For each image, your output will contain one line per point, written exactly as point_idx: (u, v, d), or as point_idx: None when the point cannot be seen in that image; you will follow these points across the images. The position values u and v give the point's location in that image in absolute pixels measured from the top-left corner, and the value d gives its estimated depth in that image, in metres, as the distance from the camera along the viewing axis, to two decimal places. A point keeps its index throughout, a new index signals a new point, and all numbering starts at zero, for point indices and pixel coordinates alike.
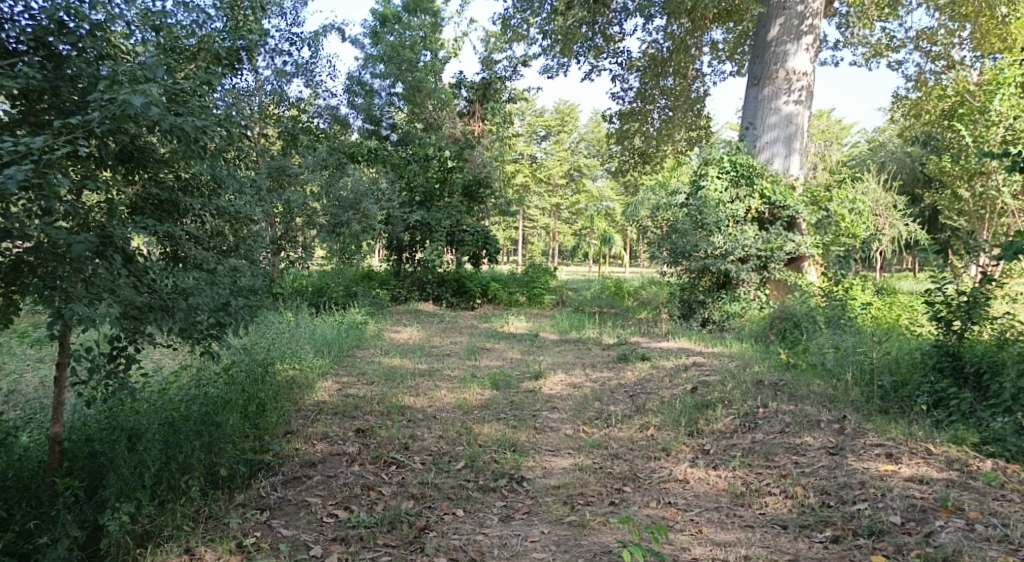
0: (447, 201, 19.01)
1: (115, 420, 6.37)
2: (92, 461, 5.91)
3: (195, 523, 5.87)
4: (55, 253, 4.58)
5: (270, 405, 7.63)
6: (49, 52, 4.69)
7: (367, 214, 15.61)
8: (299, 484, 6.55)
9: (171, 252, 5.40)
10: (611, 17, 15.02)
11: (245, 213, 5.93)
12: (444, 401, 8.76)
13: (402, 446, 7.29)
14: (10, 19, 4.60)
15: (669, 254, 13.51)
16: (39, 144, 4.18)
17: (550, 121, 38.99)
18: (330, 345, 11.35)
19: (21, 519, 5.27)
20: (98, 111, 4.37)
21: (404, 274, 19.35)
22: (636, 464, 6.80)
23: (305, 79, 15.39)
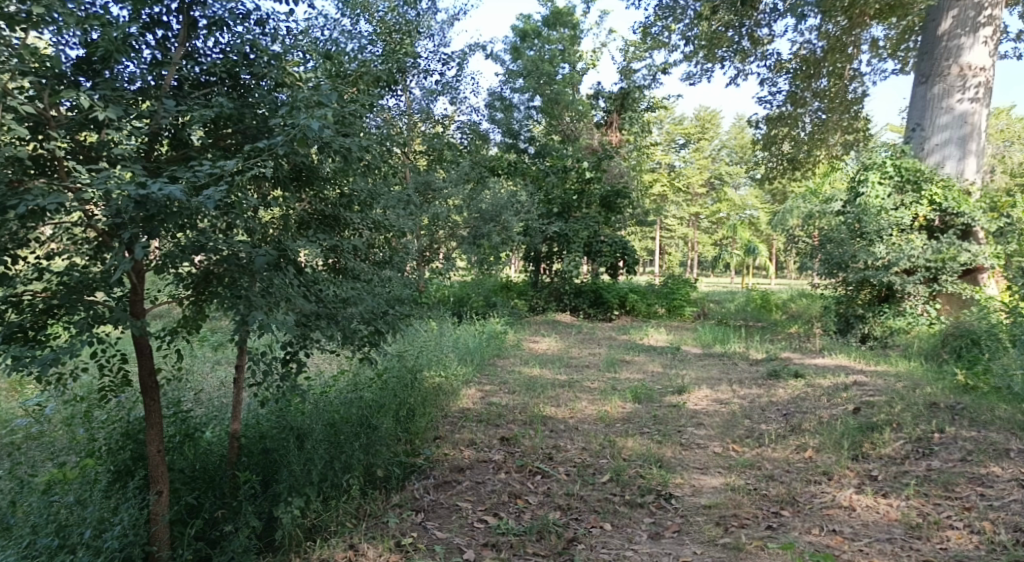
0: (585, 212, 19.16)
1: (284, 419, 6.68)
2: (265, 457, 6.25)
3: (356, 520, 6.16)
4: (240, 265, 4.86)
5: (419, 410, 7.84)
6: (234, 82, 5.08)
7: (507, 226, 16.00)
8: (450, 488, 6.71)
9: (332, 264, 5.69)
10: (759, 19, 14.29)
11: (397, 225, 6.18)
12: (585, 413, 8.71)
13: (546, 456, 7.31)
14: (203, 53, 4.99)
15: (822, 265, 12.99)
16: (233, 167, 4.48)
17: (690, 128, 38.15)
18: (472, 354, 11.54)
19: (209, 508, 5.75)
20: (282, 137, 4.67)
21: (541, 284, 19.61)
22: (794, 488, 6.47)
23: (450, 97, 15.82)
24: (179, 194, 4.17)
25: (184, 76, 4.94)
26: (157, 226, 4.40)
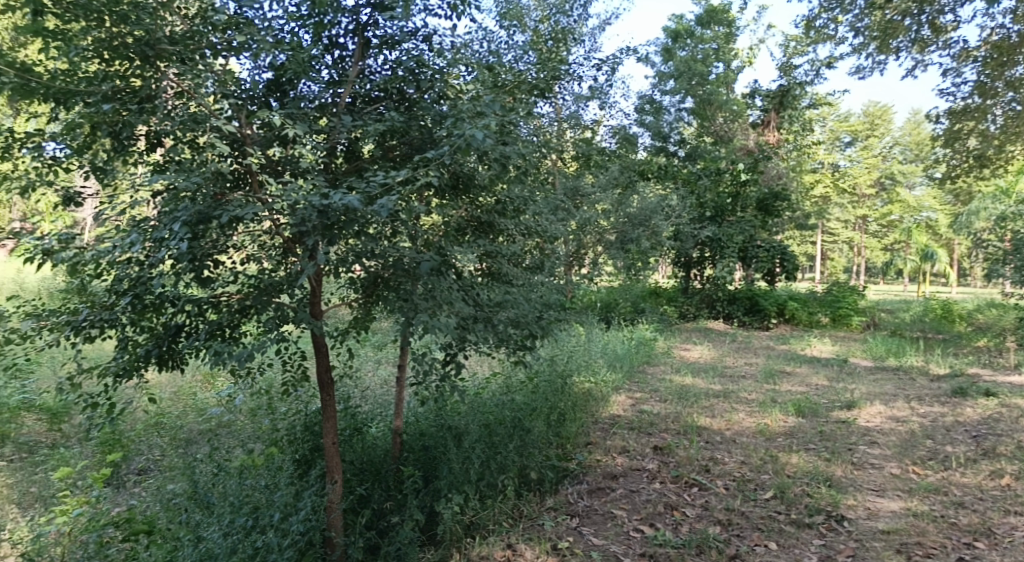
0: (740, 216, 18.28)
1: (442, 418, 6.75)
2: (425, 453, 6.37)
3: (512, 521, 6.15)
4: (407, 271, 4.98)
5: (570, 414, 7.66)
6: (401, 97, 5.20)
7: (657, 231, 15.70)
8: (603, 494, 6.58)
9: (488, 269, 5.69)
10: (941, 5, 13.19)
11: (550, 231, 6.12)
12: (743, 425, 8.32)
13: (702, 468, 7.03)
14: (372, 72, 5.17)
15: (1016, 272, 11.80)
16: (403, 177, 4.57)
17: (856, 126, 35.95)
18: (621, 360, 11.32)
19: (378, 499, 5.94)
20: (449, 146, 4.70)
21: (692, 290, 19.04)
22: (990, 518, 5.86)
23: (600, 102, 15.71)
24: (356, 203, 4.28)
25: (357, 93, 5.12)
26: (337, 232, 4.54)
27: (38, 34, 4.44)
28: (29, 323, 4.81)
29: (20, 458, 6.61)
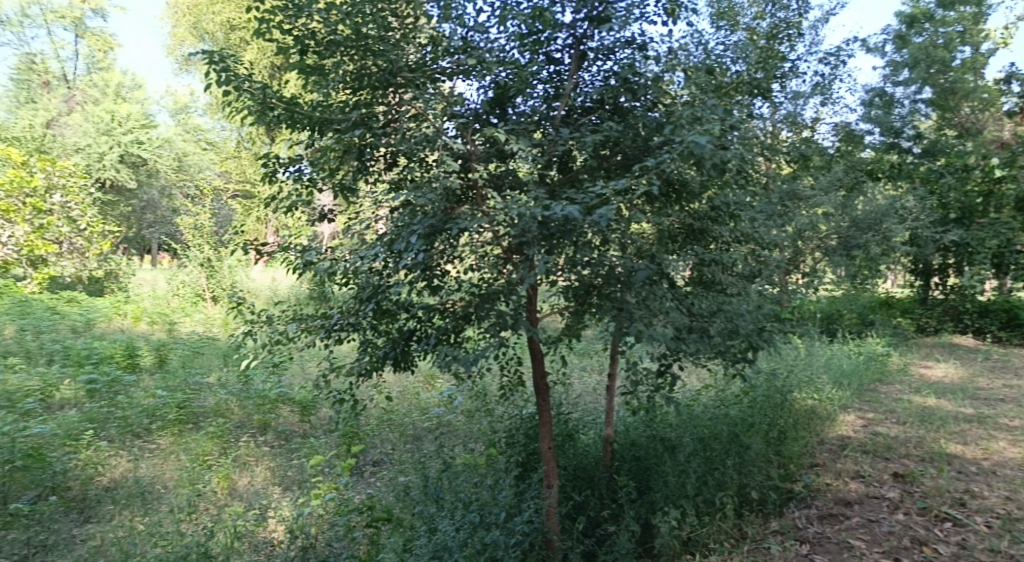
0: (994, 218, 15.85)
1: (654, 429, 6.69)
2: (637, 464, 6.31)
3: (735, 541, 6.01)
4: (622, 280, 4.97)
5: (791, 433, 7.09)
6: (614, 106, 5.21)
7: (889, 235, 14.48)
8: (837, 522, 6.16)
9: (699, 277, 5.59)
10: None
11: (767, 238, 5.97)
12: (1005, 455, 7.41)
13: (957, 501, 6.27)
14: (587, 83, 5.24)
15: None
16: (622, 186, 4.54)
17: None
18: (850, 377, 10.35)
19: (595, 508, 5.98)
20: (669, 154, 4.62)
21: (933, 301, 17.44)
22: None
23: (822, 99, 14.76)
24: (577, 214, 4.35)
25: (572, 106, 5.24)
26: (555, 243, 4.71)
27: (303, 72, 5.18)
28: (292, 325, 5.42)
29: (279, 444, 7.41)
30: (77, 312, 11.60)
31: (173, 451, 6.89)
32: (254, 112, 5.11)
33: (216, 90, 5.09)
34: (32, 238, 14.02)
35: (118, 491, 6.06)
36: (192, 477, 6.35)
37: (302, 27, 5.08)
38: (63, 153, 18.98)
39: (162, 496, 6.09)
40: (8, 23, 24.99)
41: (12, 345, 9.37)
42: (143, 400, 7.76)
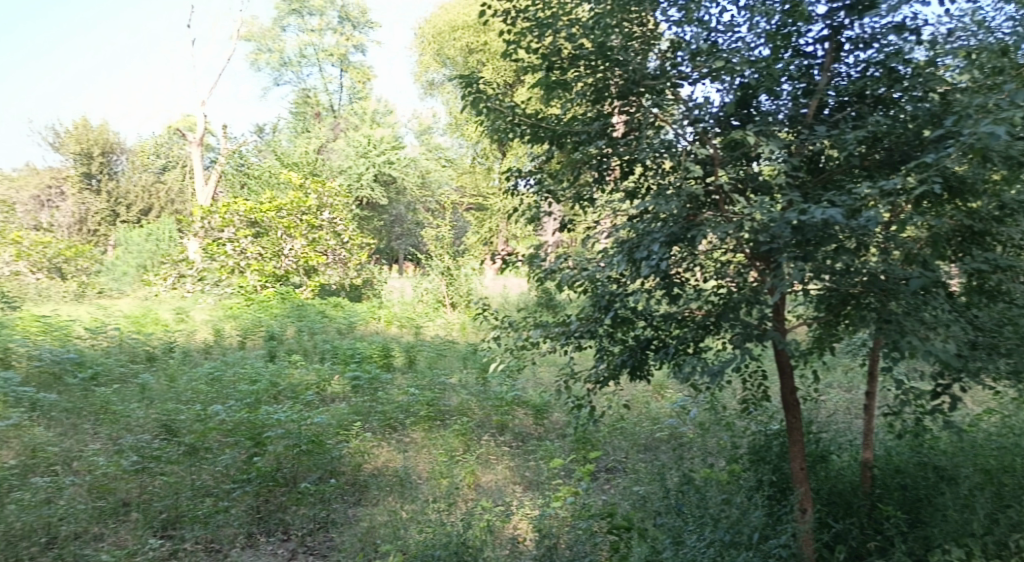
0: None
1: (923, 456, 6.06)
2: (904, 494, 5.73)
3: None
4: (888, 287, 4.50)
5: None
6: (877, 100, 4.83)
7: None
8: None
9: (980, 286, 4.98)
10: None
11: None
12: None
13: None
14: (842, 75, 4.91)
15: None
16: (892, 185, 4.17)
17: None
18: None
19: (857, 538, 5.43)
20: (952, 148, 4.15)
21: None
22: None
23: None
24: (840, 217, 4.02)
25: (824, 103, 4.91)
26: (811, 249, 4.40)
27: (550, 88, 5.20)
28: (535, 332, 5.46)
29: (516, 445, 7.66)
30: (341, 316, 12.77)
31: (425, 445, 7.35)
32: (503, 128, 5.37)
33: (470, 111, 5.45)
34: (307, 250, 15.76)
35: (381, 479, 6.52)
36: (443, 471, 6.68)
37: (550, 44, 5.21)
38: (331, 176, 21.19)
39: (419, 486, 6.49)
40: (289, 64, 28.40)
41: (291, 344, 10.55)
42: (398, 396, 8.32)
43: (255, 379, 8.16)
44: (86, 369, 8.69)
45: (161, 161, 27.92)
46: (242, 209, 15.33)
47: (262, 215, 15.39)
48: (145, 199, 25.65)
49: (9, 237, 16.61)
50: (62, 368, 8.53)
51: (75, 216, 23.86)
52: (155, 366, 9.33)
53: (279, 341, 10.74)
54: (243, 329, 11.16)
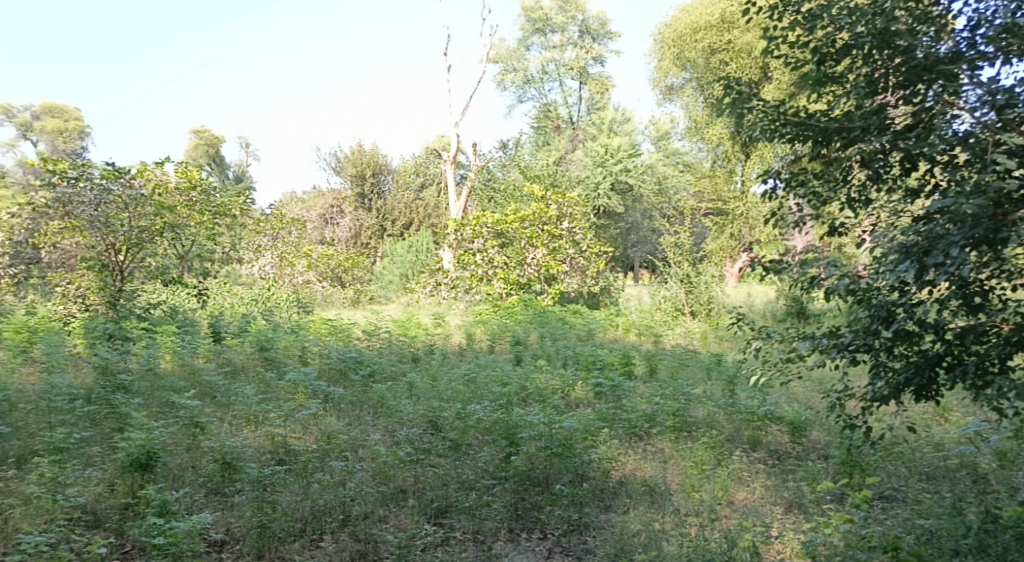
0: None
1: None
2: None
3: None
4: None
5: None
6: None
7: None
8: None
9: None
10: None
11: None
12: None
13: None
14: None
15: None
16: None
17: None
18: None
19: None
20: None
21: None
22: None
23: None
24: None
25: None
26: None
27: (820, 83, 4.87)
28: (804, 344, 5.00)
29: (773, 464, 7.24)
30: (581, 323, 12.77)
31: (675, 457, 7.18)
32: (765, 128, 5.05)
33: (730, 112, 5.20)
34: (548, 259, 16.04)
35: (633, 486, 6.49)
36: (694, 484, 6.50)
37: (823, 36, 4.87)
38: (572, 186, 21.39)
39: (673, 497, 6.37)
40: (532, 81, 29.31)
41: (536, 349, 10.81)
42: (643, 405, 8.19)
43: (506, 381, 8.45)
44: (365, 366, 9.61)
45: (420, 179, 30.22)
46: (490, 221, 16.12)
47: (507, 227, 16.03)
48: (406, 215, 27.68)
49: (303, 250, 19.30)
50: (345, 365, 9.54)
51: (351, 231, 26.94)
52: (419, 367, 10.05)
53: (525, 346, 11.02)
54: (493, 334, 11.68)
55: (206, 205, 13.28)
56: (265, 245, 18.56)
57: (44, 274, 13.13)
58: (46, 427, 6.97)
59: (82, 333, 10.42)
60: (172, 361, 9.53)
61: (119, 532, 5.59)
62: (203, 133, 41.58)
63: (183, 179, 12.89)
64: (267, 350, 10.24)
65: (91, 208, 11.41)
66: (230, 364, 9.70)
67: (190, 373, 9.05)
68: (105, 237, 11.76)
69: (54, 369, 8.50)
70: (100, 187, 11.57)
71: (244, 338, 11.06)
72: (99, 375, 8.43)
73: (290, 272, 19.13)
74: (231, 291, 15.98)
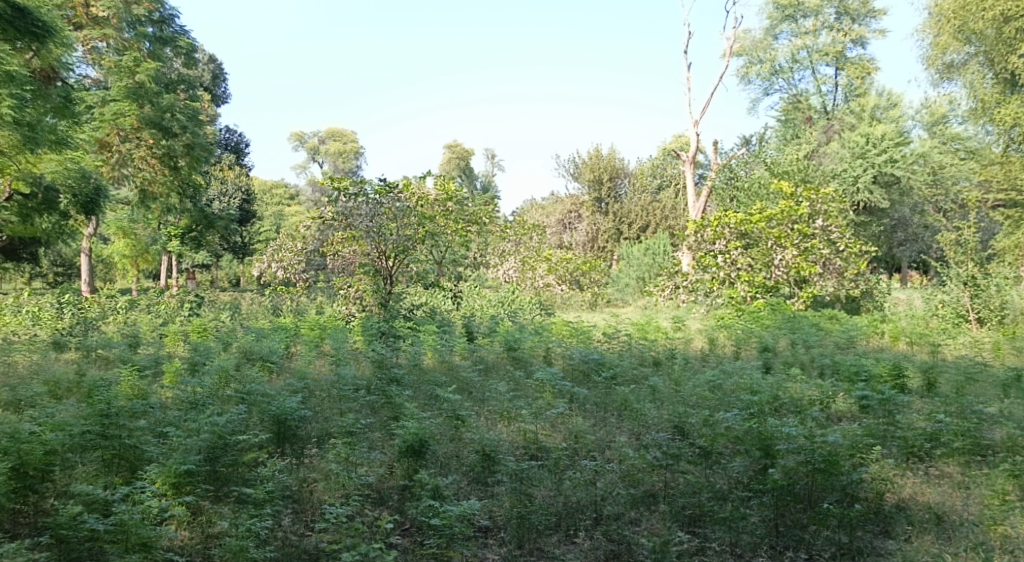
0: None
1: None
2: None
3: None
4: None
5: None
6: None
7: None
8: None
9: None
10: None
11: None
12: None
13: None
14: None
15: None
16: None
17: None
18: None
19: None
20: None
21: None
22: None
23: None
24: None
25: None
26: None
27: None
28: None
29: None
30: (840, 329, 11.99)
31: (967, 485, 6.57)
32: None
33: None
34: (799, 260, 14.75)
35: (912, 512, 6.06)
36: (995, 516, 5.88)
37: None
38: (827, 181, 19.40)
39: (968, 530, 5.86)
40: (781, 71, 27.96)
41: (788, 356, 10.37)
42: (922, 423, 7.48)
43: (756, 388, 8.09)
44: (608, 368, 9.73)
45: (657, 180, 30.05)
46: (733, 221, 15.58)
47: (752, 226, 15.30)
48: (643, 217, 27.13)
49: (543, 255, 19.87)
50: (589, 366, 9.76)
51: (589, 235, 27.40)
52: (661, 370, 10.06)
53: (773, 354, 10.57)
54: (738, 339, 11.33)
55: (461, 214, 14.27)
56: (509, 249, 19.65)
57: (330, 278, 14.82)
58: (337, 412, 7.91)
59: (359, 331, 11.64)
60: (434, 357, 10.35)
61: (398, 510, 6.20)
62: (455, 146, 45.04)
63: (440, 192, 13.93)
64: (515, 350, 10.75)
65: (367, 219, 12.93)
66: (483, 362, 10.32)
67: (449, 369, 9.77)
68: (377, 245, 12.96)
69: (341, 361, 9.64)
70: (374, 202, 13.15)
71: (495, 337, 11.68)
72: (376, 368, 9.41)
73: (532, 275, 19.62)
74: (479, 293, 16.95)
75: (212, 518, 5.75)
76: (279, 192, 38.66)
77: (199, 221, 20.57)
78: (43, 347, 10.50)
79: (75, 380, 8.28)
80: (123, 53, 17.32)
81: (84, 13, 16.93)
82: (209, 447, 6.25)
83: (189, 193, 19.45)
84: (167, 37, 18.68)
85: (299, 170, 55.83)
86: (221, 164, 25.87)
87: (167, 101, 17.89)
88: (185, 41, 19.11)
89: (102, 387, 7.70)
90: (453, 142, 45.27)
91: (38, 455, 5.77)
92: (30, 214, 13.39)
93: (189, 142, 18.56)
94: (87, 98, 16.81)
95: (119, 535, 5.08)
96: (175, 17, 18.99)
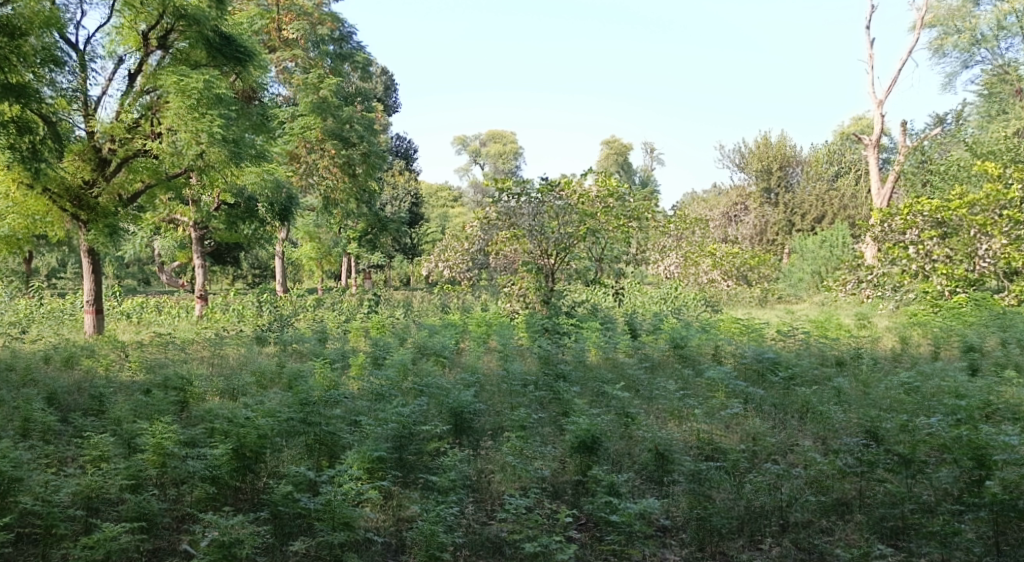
0: None
1: None
2: None
3: None
4: None
5: None
6: None
7: None
8: None
9: None
10: None
11: None
12: None
13: None
14: None
15: None
16: None
17: None
18: None
19: None
20: None
21: None
22: None
23: None
24: None
25: None
26: None
27: None
28: None
29: None
30: None
31: None
32: None
33: None
34: (1008, 250, 13.19)
35: None
36: None
37: None
38: None
39: None
40: (984, 41, 25.63)
41: (1001, 356, 9.43)
42: None
43: (965, 393, 7.42)
44: (785, 368, 9.25)
45: (834, 167, 28.31)
46: (927, 209, 14.47)
47: (950, 213, 14.05)
48: (819, 207, 25.56)
49: (707, 250, 19.28)
50: (764, 365, 9.31)
51: (756, 227, 26.37)
52: (846, 371, 9.44)
53: (980, 355, 9.60)
54: (937, 338, 10.45)
55: (622, 210, 13.62)
56: (671, 244, 19.42)
57: (493, 276, 15.03)
58: (508, 407, 8.03)
59: (524, 326, 11.80)
60: (598, 354, 10.27)
61: (575, 505, 6.19)
62: (613, 142, 44.73)
63: (601, 188, 13.48)
64: (682, 347, 10.38)
65: (530, 218, 13.18)
66: (649, 359, 10.07)
67: (614, 366, 9.63)
68: (540, 243, 13.31)
69: (509, 357, 9.79)
70: (537, 200, 13.24)
71: (659, 336, 11.37)
72: (544, 363, 9.48)
73: (695, 271, 19.37)
74: (642, 292, 16.82)
75: (403, 503, 6.03)
76: (444, 194, 39.92)
77: (374, 224, 21.63)
78: (247, 341, 11.43)
79: (277, 370, 8.99)
80: (310, 71, 18.53)
81: (277, 36, 18.58)
82: (396, 435, 6.57)
83: (364, 197, 20.50)
84: (346, 53, 19.79)
85: (463, 172, 57.60)
86: (394, 169, 27.12)
87: (346, 113, 18.96)
88: (362, 56, 20.13)
89: (301, 378, 8.29)
90: (613, 138, 44.97)
91: (253, 436, 6.24)
92: (235, 221, 14.98)
93: (367, 150, 19.54)
94: (280, 114, 18.24)
95: (326, 513, 5.40)
96: (353, 33, 20.08)
